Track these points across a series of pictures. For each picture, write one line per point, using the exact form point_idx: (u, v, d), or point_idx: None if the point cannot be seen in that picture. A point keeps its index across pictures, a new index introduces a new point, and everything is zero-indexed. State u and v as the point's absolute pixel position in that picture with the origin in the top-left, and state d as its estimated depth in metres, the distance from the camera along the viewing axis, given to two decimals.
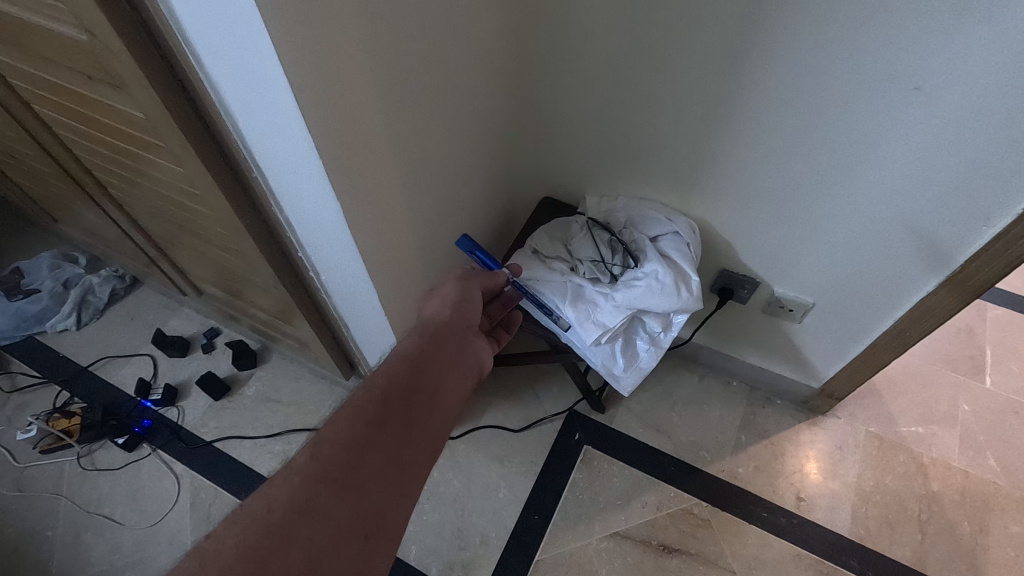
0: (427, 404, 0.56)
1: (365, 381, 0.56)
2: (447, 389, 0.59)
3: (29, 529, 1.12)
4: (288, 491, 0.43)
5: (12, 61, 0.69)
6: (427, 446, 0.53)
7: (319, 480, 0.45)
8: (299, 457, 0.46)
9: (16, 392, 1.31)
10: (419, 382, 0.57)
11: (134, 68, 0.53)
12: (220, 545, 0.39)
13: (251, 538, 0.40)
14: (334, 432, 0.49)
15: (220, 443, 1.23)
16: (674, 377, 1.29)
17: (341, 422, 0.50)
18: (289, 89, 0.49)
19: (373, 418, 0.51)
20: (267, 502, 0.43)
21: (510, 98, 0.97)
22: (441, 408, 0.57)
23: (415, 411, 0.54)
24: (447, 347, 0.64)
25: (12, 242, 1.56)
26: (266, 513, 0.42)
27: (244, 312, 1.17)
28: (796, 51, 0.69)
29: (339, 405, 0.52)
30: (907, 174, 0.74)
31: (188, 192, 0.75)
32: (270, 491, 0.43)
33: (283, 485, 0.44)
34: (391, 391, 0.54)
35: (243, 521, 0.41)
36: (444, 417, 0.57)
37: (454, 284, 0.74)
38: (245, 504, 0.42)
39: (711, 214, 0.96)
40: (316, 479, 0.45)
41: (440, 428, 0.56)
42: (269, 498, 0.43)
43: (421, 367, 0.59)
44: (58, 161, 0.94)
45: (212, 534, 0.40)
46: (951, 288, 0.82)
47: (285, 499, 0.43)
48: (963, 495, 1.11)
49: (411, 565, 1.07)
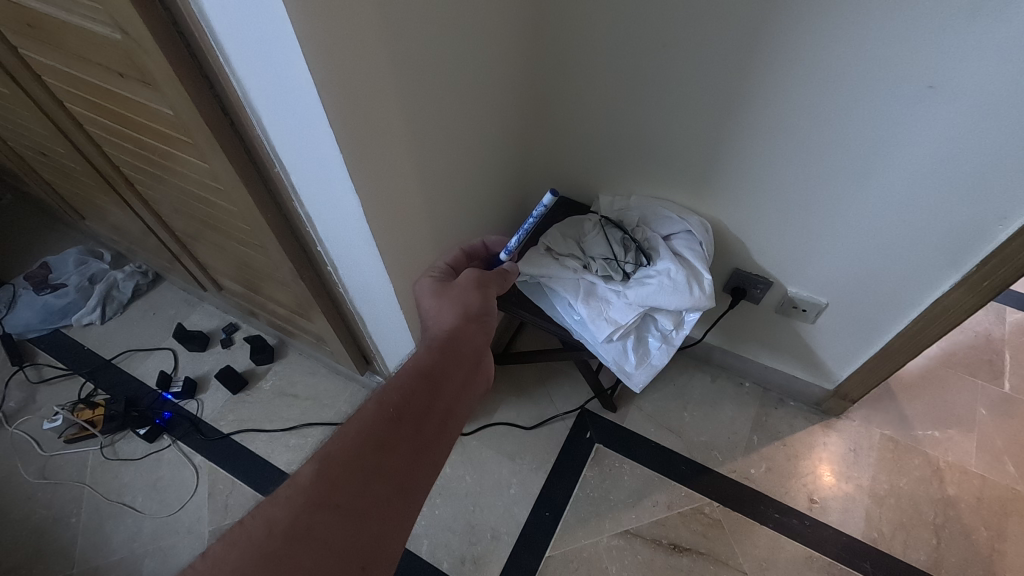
0: (437, 426, 0.57)
1: (377, 396, 0.56)
2: (458, 410, 0.60)
3: (54, 515, 1.16)
4: (288, 515, 0.45)
5: (49, 61, 0.73)
6: (430, 472, 0.55)
7: (321, 505, 0.46)
8: (304, 476, 0.48)
9: (42, 382, 1.35)
10: (433, 402, 0.58)
11: (165, 66, 0.55)
12: (220, 567, 0.41)
13: (249, 563, 0.42)
14: (341, 453, 0.50)
15: (237, 435, 1.25)
16: (686, 377, 1.29)
17: (348, 442, 0.51)
18: (313, 87, 0.50)
19: (382, 441, 0.52)
20: (268, 524, 0.44)
21: (526, 98, 0.98)
22: (449, 430, 0.58)
23: (425, 436, 0.55)
24: (464, 364, 0.64)
25: (40, 237, 1.61)
26: (266, 537, 0.43)
27: (263, 308, 1.19)
28: (808, 51, 0.69)
29: (348, 423, 0.53)
30: (921, 174, 0.74)
31: (212, 187, 0.77)
32: (272, 513, 0.45)
33: (285, 508, 0.45)
34: (402, 412, 0.55)
35: (243, 544, 0.43)
36: (450, 439, 0.58)
37: (473, 291, 0.71)
38: (245, 524, 0.44)
39: (724, 214, 0.96)
40: (318, 504, 0.46)
41: (445, 451, 0.57)
42: (270, 520, 0.44)
43: (435, 384, 0.60)
44: (88, 159, 0.98)
45: (212, 553, 0.42)
46: (967, 289, 0.81)
47: (286, 523, 0.44)
48: (980, 499, 1.10)
49: (422, 559, 1.08)
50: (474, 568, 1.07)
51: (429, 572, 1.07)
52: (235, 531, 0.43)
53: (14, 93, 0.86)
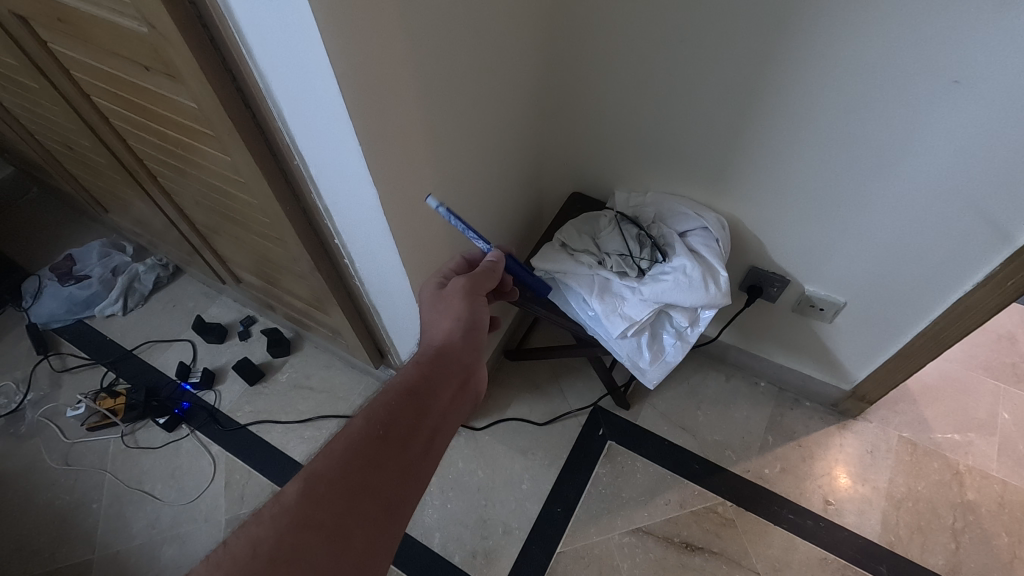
0: (424, 444, 0.57)
1: (365, 412, 0.57)
2: (445, 426, 0.61)
3: (77, 500, 1.19)
4: (273, 535, 0.46)
5: (77, 55, 0.74)
6: (417, 491, 0.55)
7: (306, 525, 0.47)
8: (289, 494, 0.48)
9: (66, 371, 1.38)
10: (421, 420, 0.58)
11: (191, 61, 0.57)
12: None
13: None
14: (326, 470, 0.50)
15: (254, 426, 1.27)
16: (700, 376, 1.28)
17: (334, 459, 0.52)
18: (334, 81, 0.51)
19: (369, 460, 0.53)
20: (253, 544, 0.45)
21: (543, 95, 0.98)
22: (437, 447, 0.59)
23: (411, 455, 0.55)
24: (453, 378, 0.64)
25: (65, 230, 1.65)
26: (250, 557, 0.44)
27: (280, 301, 1.21)
28: (832, 46, 0.68)
29: (335, 438, 0.53)
30: (945, 171, 0.73)
31: (233, 180, 0.79)
32: (257, 532, 0.45)
33: (271, 527, 0.46)
34: (390, 428, 0.56)
35: (227, 563, 0.43)
36: (437, 456, 0.59)
37: (463, 301, 0.68)
38: (230, 543, 0.44)
39: (742, 210, 0.95)
40: (303, 524, 0.47)
41: (431, 470, 0.57)
42: (255, 540, 0.45)
43: (424, 400, 0.60)
44: (113, 152, 1.00)
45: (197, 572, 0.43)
46: (990, 289, 0.80)
47: (271, 544, 0.45)
48: (1001, 505, 1.08)
49: (434, 551, 1.09)
50: (485, 562, 1.08)
51: (440, 565, 1.08)
52: (219, 551, 0.44)
53: (43, 87, 0.88)
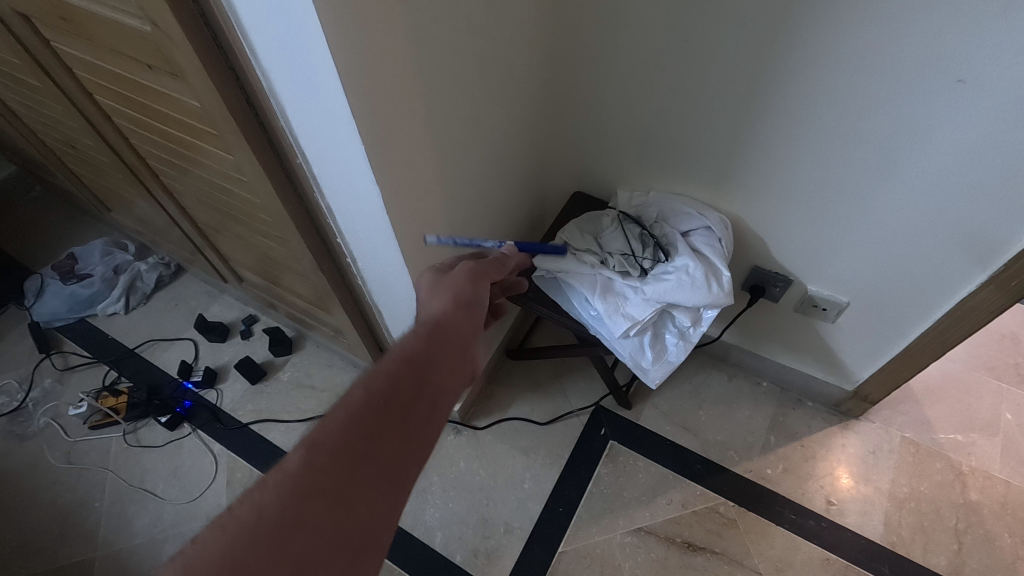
0: (431, 409, 0.53)
1: (366, 376, 0.52)
2: (452, 388, 0.56)
3: (79, 498, 1.19)
4: (276, 501, 0.42)
5: (79, 53, 0.74)
6: (424, 458, 0.51)
7: (307, 494, 0.43)
8: (288, 461, 0.44)
9: (69, 370, 1.38)
10: (427, 383, 0.54)
11: (194, 59, 0.56)
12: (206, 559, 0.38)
13: (237, 553, 0.39)
14: (327, 436, 0.46)
15: (256, 425, 1.27)
16: (702, 376, 1.28)
17: (335, 424, 0.47)
18: (338, 80, 0.51)
19: (373, 423, 0.48)
20: (254, 511, 0.41)
21: (545, 94, 0.98)
22: (444, 412, 0.54)
23: (418, 419, 0.51)
24: (458, 343, 0.59)
25: (68, 228, 1.65)
26: (253, 523, 0.40)
27: (282, 299, 1.21)
28: (837, 45, 0.68)
29: (335, 403, 0.49)
30: (949, 170, 0.72)
31: (235, 178, 0.78)
32: (258, 500, 0.41)
33: (273, 493, 0.42)
34: (394, 392, 0.51)
35: (226, 531, 0.40)
36: (444, 421, 0.54)
37: (466, 280, 0.66)
38: (230, 512, 0.40)
39: (745, 210, 0.95)
40: (305, 491, 0.43)
41: (436, 435, 0.53)
42: (256, 506, 0.41)
43: (430, 363, 0.55)
44: (116, 151, 1.00)
45: (195, 541, 0.39)
46: (994, 289, 0.80)
47: (273, 510, 0.41)
48: (1004, 505, 1.08)
49: (436, 551, 1.09)
50: (487, 561, 1.08)
51: (442, 564, 1.08)
52: (217, 520, 0.40)
53: (46, 85, 0.89)
